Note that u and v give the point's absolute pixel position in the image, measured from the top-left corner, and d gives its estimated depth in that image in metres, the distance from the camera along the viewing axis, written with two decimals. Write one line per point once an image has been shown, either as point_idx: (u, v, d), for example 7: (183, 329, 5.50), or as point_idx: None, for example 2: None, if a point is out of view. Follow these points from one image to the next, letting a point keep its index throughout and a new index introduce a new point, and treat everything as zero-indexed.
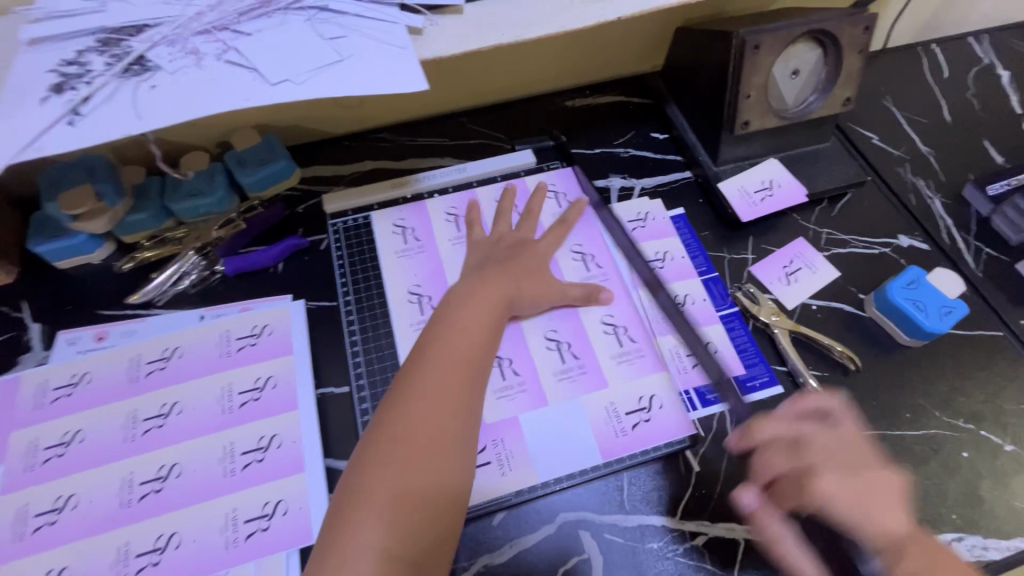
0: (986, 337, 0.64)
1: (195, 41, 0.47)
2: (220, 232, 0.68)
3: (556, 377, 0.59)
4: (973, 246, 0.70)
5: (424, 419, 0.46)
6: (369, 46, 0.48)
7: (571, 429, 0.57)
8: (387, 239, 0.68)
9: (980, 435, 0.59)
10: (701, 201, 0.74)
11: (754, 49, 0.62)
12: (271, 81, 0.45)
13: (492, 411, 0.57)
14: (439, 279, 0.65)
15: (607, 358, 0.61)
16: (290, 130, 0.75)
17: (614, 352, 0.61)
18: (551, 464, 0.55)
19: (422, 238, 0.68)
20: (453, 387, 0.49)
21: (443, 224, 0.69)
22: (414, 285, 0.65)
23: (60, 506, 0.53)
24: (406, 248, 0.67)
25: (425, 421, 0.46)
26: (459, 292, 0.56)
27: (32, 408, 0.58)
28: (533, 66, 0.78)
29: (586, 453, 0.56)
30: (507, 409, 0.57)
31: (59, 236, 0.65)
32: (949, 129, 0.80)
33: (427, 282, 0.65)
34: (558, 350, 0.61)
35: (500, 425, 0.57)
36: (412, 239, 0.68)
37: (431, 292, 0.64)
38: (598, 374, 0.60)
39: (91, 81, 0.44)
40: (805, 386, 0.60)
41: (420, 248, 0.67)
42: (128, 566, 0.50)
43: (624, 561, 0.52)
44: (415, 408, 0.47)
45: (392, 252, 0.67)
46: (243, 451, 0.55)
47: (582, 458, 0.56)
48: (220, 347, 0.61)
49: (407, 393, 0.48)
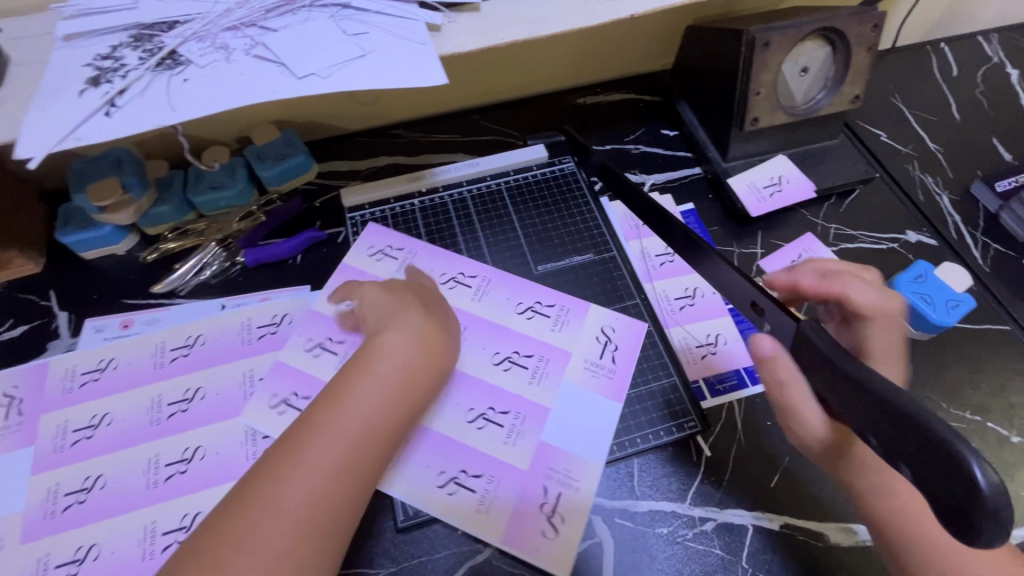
0: (993, 330, 0.65)
1: (224, 37, 0.49)
2: (241, 224, 0.70)
3: (532, 383, 0.59)
4: (980, 242, 0.71)
5: (300, 502, 0.38)
6: (390, 42, 0.50)
7: (580, 406, 0.58)
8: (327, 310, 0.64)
9: (987, 427, 0.59)
10: (711, 197, 0.75)
11: (764, 46, 0.63)
12: (297, 75, 0.46)
13: (520, 457, 0.55)
14: (434, 264, 0.67)
15: (544, 333, 0.62)
16: (308, 126, 0.77)
17: (547, 325, 0.63)
18: (592, 440, 0.57)
19: (393, 240, 0.69)
20: (349, 464, 0.41)
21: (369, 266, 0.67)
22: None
23: (88, 486, 0.55)
24: (377, 255, 0.67)
25: (302, 507, 0.38)
26: (385, 334, 0.49)
27: (61, 392, 0.60)
28: (545, 64, 0.80)
29: (607, 410, 0.58)
30: (528, 444, 0.56)
31: (86, 227, 0.67)
32: (958, 127, 0.81)
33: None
34: (511, 364, 0.60)
35: (540, 461, 0.55)
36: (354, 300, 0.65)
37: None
38: (555, 351, 0.61)
39: (126, 75, 0.46)
40: None
41: (407, 251, 0.68)
42: (154, 544, 0.52)
43: (634, 544, 0.53)
44: (297, 489, 0.38)
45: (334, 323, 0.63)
46: (264, 435, 0.57)
47: (609, 413, 0.58)
48: (242, 335, 0.63)
49: (288, 465, 0.39)
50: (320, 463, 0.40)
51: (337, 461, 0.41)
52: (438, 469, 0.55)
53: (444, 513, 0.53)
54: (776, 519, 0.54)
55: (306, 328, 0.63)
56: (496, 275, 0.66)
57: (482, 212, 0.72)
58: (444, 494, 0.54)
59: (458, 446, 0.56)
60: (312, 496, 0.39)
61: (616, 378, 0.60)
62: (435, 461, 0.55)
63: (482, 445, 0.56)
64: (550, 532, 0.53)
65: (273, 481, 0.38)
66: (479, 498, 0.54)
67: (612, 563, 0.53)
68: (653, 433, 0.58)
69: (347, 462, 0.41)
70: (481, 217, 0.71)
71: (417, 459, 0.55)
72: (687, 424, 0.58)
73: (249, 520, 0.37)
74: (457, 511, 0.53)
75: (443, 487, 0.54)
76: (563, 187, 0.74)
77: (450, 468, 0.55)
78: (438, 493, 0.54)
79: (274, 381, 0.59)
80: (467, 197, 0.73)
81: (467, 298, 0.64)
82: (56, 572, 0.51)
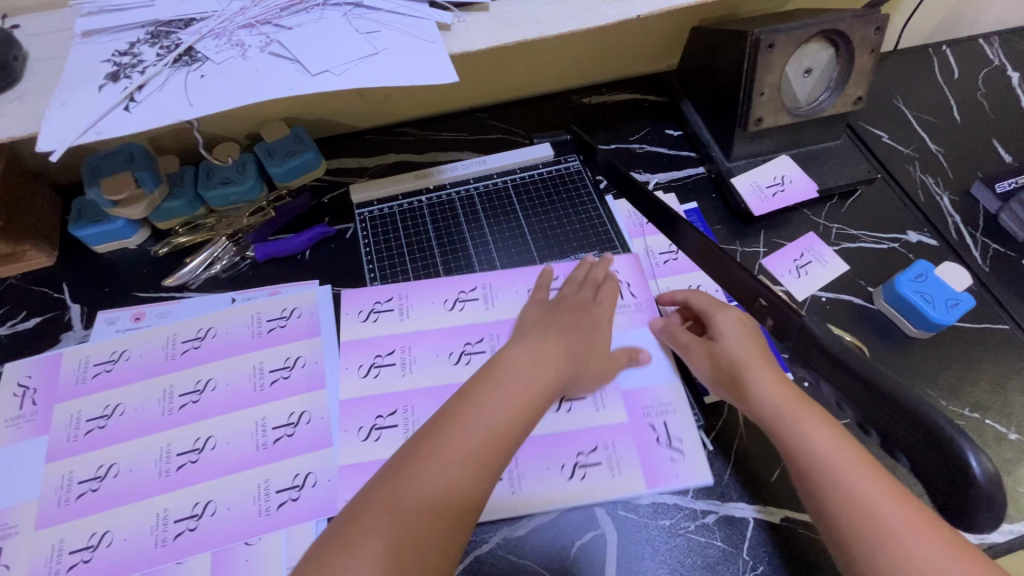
0: (993, 329, 0.66)
1: (240, 34, 0.50)
2: (251, 219, 0.71)
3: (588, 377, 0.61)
4: (981, 243, 0.72)
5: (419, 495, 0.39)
6: (402, 41, 0.51)
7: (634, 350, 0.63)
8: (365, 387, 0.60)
9: (985, 424, 0.60)
10: (714, 196, 0.76)
11: (768, 48, 0.64)
12: (312, 72, 0.47)
13: (615, 415, 0.59)
14: (428, 295, 0.66)
15: None
16: (317, 123, 0.78)
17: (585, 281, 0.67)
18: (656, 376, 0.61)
19: (376, 296, 0.66)
20: (467, 469, 0.41)
21: (381, 322, 0.64)
22: (442, 346, 0.62)
23: (102, 474, 0.56)
24: (368, 317, 0.65)
25: (422, 500, 0.39)
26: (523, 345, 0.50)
27: (74, 382, 0.61)
28: (551, 64, 0.80)
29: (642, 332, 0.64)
30: (615, 400, 0.60)
31: (98, 221, 0.68)
32: (959, 129, 0.82)
33: (430, 325, 0.64)
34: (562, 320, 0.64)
35: (633, 406, 0.59)
36: (384, 356, 0.62)
37: (448, 328, 0.64)
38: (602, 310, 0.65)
39: (144, 71, 0.47)
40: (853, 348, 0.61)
41: (398, 297, 0.66)
42: (167, 531, 0.53)
43: (637, 536, 0.54)
44: (417, 483, 0.40)
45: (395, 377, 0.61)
46: (274, 426, 0.58)
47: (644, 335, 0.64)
48: (251, 328, 0.64)
49: (396, 487, 0.39)
50: (440, 463, 0.41)
51: (453, 462, 0.41)
52: (559, 463, 0.56)
53: (584, 498, 0.55)
54: (776, 512, 0.55)
55: (348, 356, 0.62)
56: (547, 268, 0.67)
57: (488, 209, 0.73)
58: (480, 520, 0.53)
59: (565, 436, 0.58)
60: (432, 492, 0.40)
61: (646, 306, 0.65)
62: (555, 456, 0.57)
63: (574, 422, 0.58)
64: (677, 454, 0.57)
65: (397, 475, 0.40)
66: (609, 468, 0.56)
67: (614, 555, 0.54)
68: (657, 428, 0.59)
69: (467, 465, 0.41)
70: (488, 214, 0.72)
71: (537, 461, 0.56)
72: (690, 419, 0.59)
73: (371, 511, 0.39)
74: (594, 489, 0.56)
75: (571, 477, 0.56)
76: (568, 184, 0.75)
77: (567, 459, 0.57)
78: (568, 484, 0.56)
79: (352, 415, 0.58)
80: (473, 195, 0.74)
81: (479, 311, 0.65)
82: (70, 558, 0.52)
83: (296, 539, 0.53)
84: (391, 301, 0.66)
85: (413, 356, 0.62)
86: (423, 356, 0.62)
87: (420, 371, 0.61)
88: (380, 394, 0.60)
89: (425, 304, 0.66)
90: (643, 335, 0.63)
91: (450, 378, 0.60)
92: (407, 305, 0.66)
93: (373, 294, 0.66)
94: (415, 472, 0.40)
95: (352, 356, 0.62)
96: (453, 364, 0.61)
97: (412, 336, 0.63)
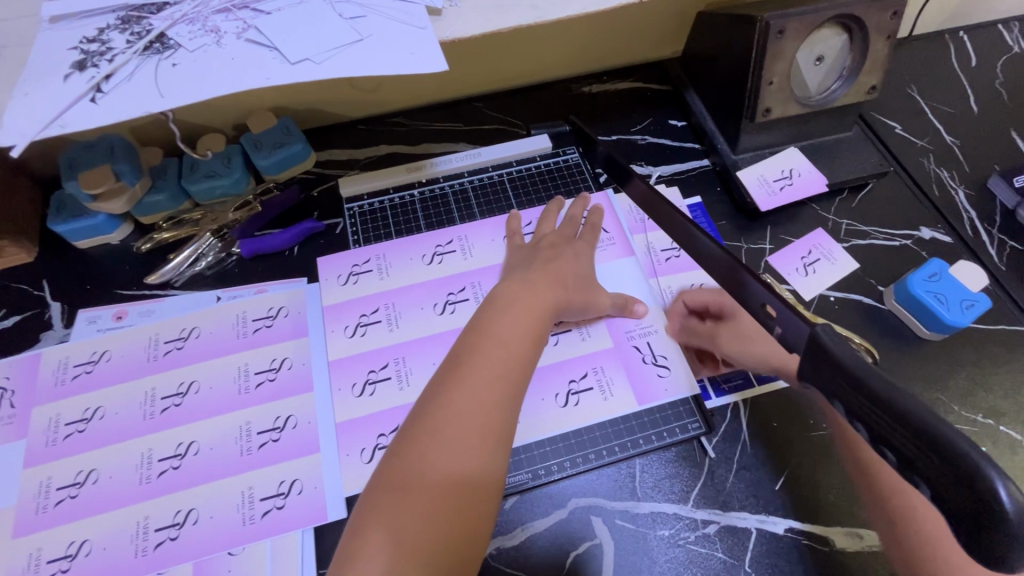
0: (1009, 331, 0.63)
1: (215, 19, 0.47)
2: (237, 214, 0.68)
3: None
4: (997, 239, 0.69)
5: (429, 480, 0.42)
6: (388, 26, 0.47)
7: (627, 285, 0.64)
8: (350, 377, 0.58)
9: (999, 431, 0.58)
10: (719, 189, 0.73)
11: (778, 34, 0.60)
12: (291, 60, 0.44)
13: (602, 342, 0.61)
14: (406, 252, 0.66)
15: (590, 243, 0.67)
16: (305, 113, 0.75)
17: None
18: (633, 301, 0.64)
19: (353, 260, 0.66)
20: (468, 450, 0.43)
21: (357, 285, 0.64)
22: (425, 300, 0.63)
23: (81, 481, 0.54)
24: (347, 281, 0.64)
25: (452, 427, 0.44)
26: (504, 292, 0.53)
27: (53, 384, 0.59)
28: (549, 51, 0.77)
29: (625, 266, 0.66)
30: (599, 328, 0.62)
31: (79, 215, 0.65)
32: (975, 119, 0.78)
33: (412, 281, 0.64)
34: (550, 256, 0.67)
35: (617, 332, 0.62)
36: (365, 318, 0.62)
37: (428, 281, 0.64)
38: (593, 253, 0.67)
39: (113, 59, 0.45)
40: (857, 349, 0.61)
41: (375, 258, 0.66)
42: (147, 540, 0.51)
43: (636, 548, 0.52)
44: (424, 471, 0.42)
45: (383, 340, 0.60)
46: (259, 431, 0.56)
47: (626, 270, 0.66)
48: (236, 328, 0.62)
49: (425, 427, 0.44)
50: (440, 448, 0.43)
51: (453, 443, 0.43)
52: (552, 394, 0.58)
53: (582, 421, 0.57)
54: (780, 522, 0.53)
55: (333, 319, 0.62)
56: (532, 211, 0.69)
57: (483, 203, 0.70)
58: (383, 451, 0.54)
59: (557, 367, 0.59)
60: (440, 477, 0.42)
61: (618, 240, 0.68)
62: (547, 388, 0.58)
63: (567, 351, 0.60)
64: (663, 370, 0.60)
65: (401, 465, 0.43)
66: (600, 392, 0.59)
67: (611, 566, 0.52)
68: (655, 434, 0.57)
69: (471, 445, 0.43)
70: (483, 208, 0.69)
71: (531, 396, 0.58)
72: (691, 425, 0.57)
73: (384, 507, 0.41)
74: (589, 413, 0.58)
75: (566, 405, 0.58)
76: (566, 177, 0.72)
77: (559, 389, 0.58)
78: (564, 411, 0.57)
79: (344, 373, 0.58)
80: (467, 188, 0.71)
81: (459, 261, 0.65)
82: (48, 567, 0.50)
83: (283, 547, 0.51)
84: (368, 263, 0.65)
85: (398, 311, 0.62)
86: (407, 310, 0.62)
87: (407, 325, 0.61)
88: (368, 351, 0.60)
89: (410, 264, 0.65)
90: (622, 266, 0.66)
91: (440, 328, 0.61)
92: (383, 266, 0.65)
93: (350, 255, 0.66)
94: (420, 459, 0.43)
95: (336, 320, 0.62)
96: (437, 315, 0.62)
97: (394, 294, 0.63)
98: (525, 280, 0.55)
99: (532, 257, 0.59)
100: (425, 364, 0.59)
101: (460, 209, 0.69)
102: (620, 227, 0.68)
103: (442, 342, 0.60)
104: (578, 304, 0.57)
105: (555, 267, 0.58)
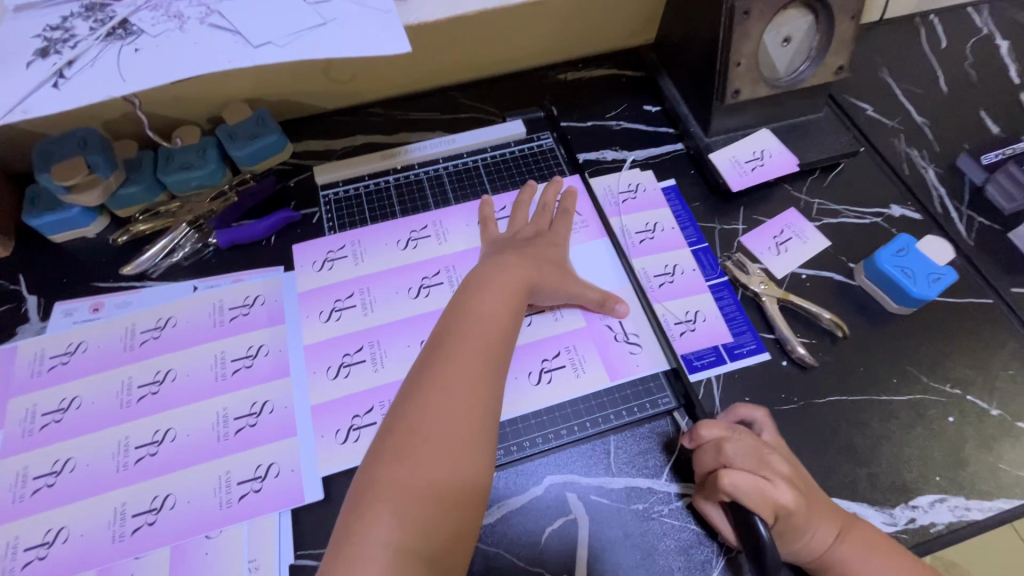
0: (976, 304, 0.64)
1: (178, 5, 0.47)
2: (213, 205, 0.68)
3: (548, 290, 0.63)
4: (965, 216, 0.70)
5: (421, 450, 0.42)
6: (351, 9, 0.48)
7: (602, 267, 0.65)
8: (319, 366, 0.58)
9: (966, 400, 0.59)
10: (693, 172, 0.74)
11: (744, 15, 0.61)
12: (254, 44, 0.45)
13: (575, 323, 0.62)
14: (381, 238, 0.67)
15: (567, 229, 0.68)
16: (281, 105, 0.75)
17: None
18: (608, 281, 0.64)
19: (328, 246, 0.66)
20: (458, 418, 0.44)
21: (330, 272, 0.64)
22: (399, 284, 0.63)
23: (58, 469, 0.54)
24: (322, 267, 0.65)
25: (439, 397, 0.44)
26: (478, 276, 0.54)
27: (29, 375, 0.59)
28: (523, 41, 0.77)
29: (601, 249, 0.66)
30: (572, 310, 0.62)
31: (54, 208, 0.65)
32: (945, 100, 0.80)
33: (387, 266, 0.64)
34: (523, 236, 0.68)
35: (589, 312, 0.62)
36: (340, 304, 0.62)
37: (404, 266, 0.64)
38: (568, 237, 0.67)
39: (75, 45, 0.45)
40: (821, 322, 0.62)
41: (350, 244, 0.66)
42: (124, 526, 0.51)
43: (610, 522, 0.53)
44: (413, 443, 0.42)
45: (357, 325, 0.61)
46: (236, 417, 0.56)
47: (601, 253, 0.66)
48: (213, 317, 0.62)
49: (413, 403, 0.44)
50: (430, 443, 0.42)
51: (443, 437, 0.43)
52: (525, 372, 0.59)
53: (555, 398, 0.58)
54: None
55: (308, 305, 0.62)
56: (508, 197, 0.70)
57: (458, 188, 0.70)
58: (359, 432, 0.55)
59: (531, 346, 0.60)
60: (431, 447, 0.42)
61: (592, 223, 0.68)
62: (521, 366, 0.59)
63: (541, 330, 0.61)
64: (636, 347, 0.60)
65: (393, 440, 0.43)
66: (572, 370, 0.59)
67: (584, 540, 0.52)
68: (627, 410, 0.57)
69: (460, 413, 0.44)
70: (458, 193, 0.70)
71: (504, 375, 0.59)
72: (662, 400, 0.58)
73: (380, 479, 0.41)
74: (562, 390, 0.58)
75: (539, 382, 0.58)
76: (541, 162, 0.73)
77: (534, 368, 0.59)
78: (537, 389, 0.58)
79: (319, 357, 0.59)
80: (443, 174, 0.72)
81: (434, 246, 0.66)
82: (25, 554, 0.51)
83: (259, 530, 0.52)
84: (342, 249, 0.66)
85: (373, 296, 0.62)
86: (383, 294, 0.62)
87: (382, 308, 0.62)
88: (344, 335, 0.60)
89: (387, 250, 0.66)
90: (595, 248, 0.66)
91: (413, 311, 0.61)
92: (358, 254, 0.66)
93: (325, 241, 0.66)
94: (411, 455, 0.42)
95: (311, 305, 0.62)
96: (413, 299, 0.62)
97: (369, 278, 0.64)
98: (501, 264, 0.55)
99: (505, 243, 0.60)
100: (400, 347, 0.59)
101: (437, 196, 0.70)
102: (596, 210, 0.69)
103: (417, 325, 0.60)
104: (553, 286, 0.58)
105: (528, 251, 0.58)
